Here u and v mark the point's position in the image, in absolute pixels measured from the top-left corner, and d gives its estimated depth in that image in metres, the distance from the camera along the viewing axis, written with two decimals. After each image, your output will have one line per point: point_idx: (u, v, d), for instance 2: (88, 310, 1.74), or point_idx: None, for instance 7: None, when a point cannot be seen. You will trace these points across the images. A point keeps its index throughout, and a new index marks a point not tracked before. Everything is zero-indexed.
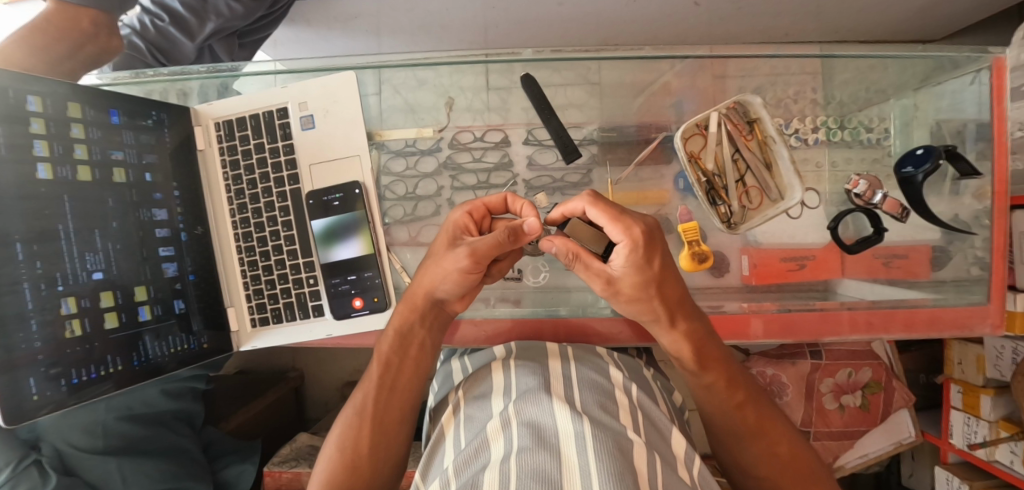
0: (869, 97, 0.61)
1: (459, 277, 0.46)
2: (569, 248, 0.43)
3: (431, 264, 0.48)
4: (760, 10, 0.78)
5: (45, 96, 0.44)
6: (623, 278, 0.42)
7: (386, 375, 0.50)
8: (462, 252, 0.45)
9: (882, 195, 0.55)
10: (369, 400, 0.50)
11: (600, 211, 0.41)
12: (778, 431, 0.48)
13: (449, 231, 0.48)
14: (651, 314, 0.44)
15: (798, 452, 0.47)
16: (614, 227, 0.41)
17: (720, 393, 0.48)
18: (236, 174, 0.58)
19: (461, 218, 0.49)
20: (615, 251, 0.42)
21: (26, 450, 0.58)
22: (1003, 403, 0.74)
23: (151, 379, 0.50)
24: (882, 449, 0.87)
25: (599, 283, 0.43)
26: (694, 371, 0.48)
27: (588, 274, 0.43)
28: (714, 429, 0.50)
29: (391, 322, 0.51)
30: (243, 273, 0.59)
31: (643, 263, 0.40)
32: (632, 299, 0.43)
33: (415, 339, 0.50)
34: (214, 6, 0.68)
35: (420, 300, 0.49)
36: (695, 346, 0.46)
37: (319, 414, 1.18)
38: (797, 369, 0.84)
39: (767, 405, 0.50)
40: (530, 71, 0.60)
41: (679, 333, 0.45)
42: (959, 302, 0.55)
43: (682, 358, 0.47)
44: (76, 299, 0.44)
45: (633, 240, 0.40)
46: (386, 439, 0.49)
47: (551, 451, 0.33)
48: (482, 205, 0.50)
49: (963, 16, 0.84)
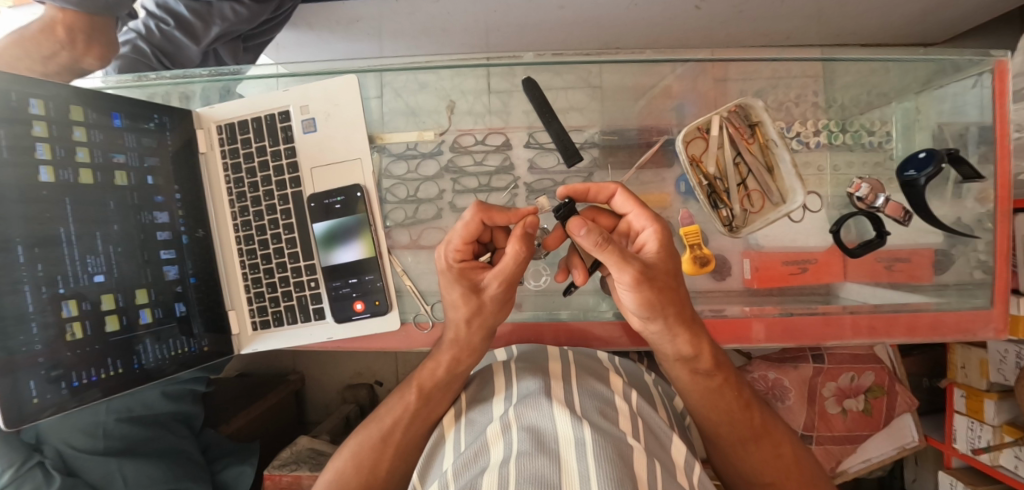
0: (870, 101, 0.61)
1: (506, 306, 0.47)
2: (603, 230, 0.35)
3: (473, 314, 0.46)
4: (759, 13, 0.78)
5: (47, 98, 0.44)
6: (659, 262, 0.40)
7: (424, 406, 0.50)
8: (499, 287, 0.43)
9: (885, 199, 0.54)
10: (398, 429, 0.50)
11: (632, 198, 0.45)
12: (779, 434, 0.49)
13: (459, 282, 0.44)
14: (677, 304, 0.40)
15: (798, 454, 0.49)
16: (643, 212, 0.43)
17: (729, 397, 0.48)
18: (238, 177, 0.59)
19: (458, 263, 0.44)
20: (642, 238, 0.42)
21: (30, 451, 0.58)
22: (1007, 408, 0.74)
23: (151, 382, 0.50)
24: (885, 454, 0.86)
25: (635, 271, 0.37)
26: (706, 372, 0.47)
27: (625, 260, 0.36)
28: (717, 437, 0.50)
29: (442, 360, 0.49)
30: (243, 276, 0.59)
31: (672, 250, 0.41)
32: (663, 290, 0.39)
33: (466, 374, 0.50)
34: (218, 9, 0.70)
35: (473, 341, 0.48)
36: (709, 347, 0.45)
37: (320, 417, 1.17)
38: (799, 373, 0.83)
39: (766, 409, 0.51)
40: (531, 74, 0.60)
41: (698, 330, 0.44)
42: (961, 306, 0.55)
43: (699, 360, 0.46)
44: (76, 301, 0.44)
45: (664, 226, 0.42)
46: (407, 459, 0.50)
47: (551, 456, 0.33)
48: (462, 243, 0.44)
49: (963, 20, 0.84)
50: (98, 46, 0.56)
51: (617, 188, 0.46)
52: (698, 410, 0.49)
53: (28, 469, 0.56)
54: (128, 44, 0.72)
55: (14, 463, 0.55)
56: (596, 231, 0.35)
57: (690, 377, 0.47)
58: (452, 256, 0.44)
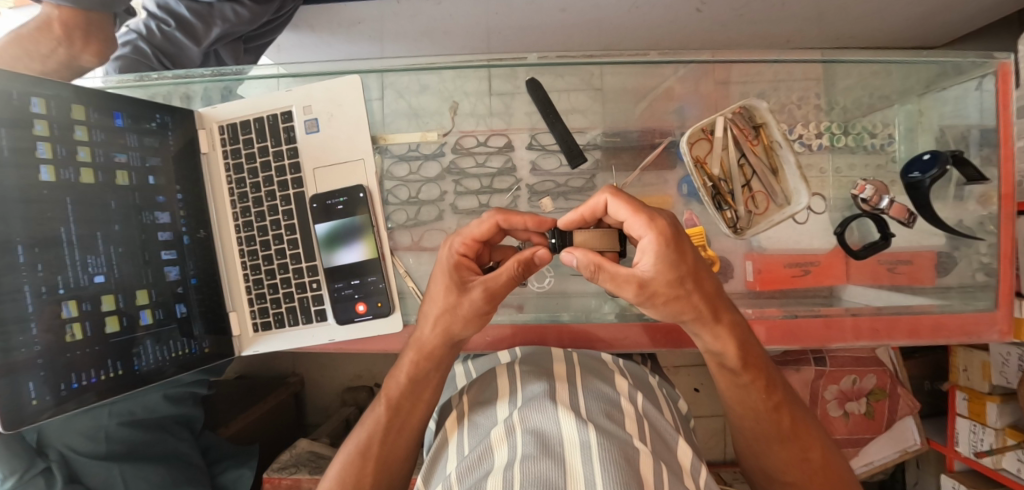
0: (872, 103, 0.61)
1: (476, 319, 0.44)
2: (590, 259, 0.38)
3: (444, 309, 0.44)
4: (760, 17, 0.79)
5: (49, 97, 0.44)
6: (657, 277, 0.36)
7: (394, 416, 0.49)
8: (479, 295, 0.42)
9: (889, 200, 0.54)
10: (375, 441, 0.49)
11: (626, 201, 0.37)
12: (811, 437, 0.46)
13: (448, 274, 0.43)
14: (691, 310, 0.39)
15: (830, 460, 0.46)
16: (638, 219, 0.36)
17: (757, 395, 0.45)
18: (240, 178, 0.58)
19: (457, 256, 0.44)
20: (640, 248, 0.37)
21: (33, 457, 0.57)
22: (1009, 410, 0.74)
23: (151, 384, 0.49)
24: (887, 456, 0.86)
25: (630, 292, 0.37)
26: (733, 370, 0.44)
27: (616, 285, 0.37)
28: (743, 431, 0.48)
29: (402, 368, 0.49)
30: (245, 277, 0.59)
31: (674, 257, 0.35)
32: (669, 298, 0.38)
33: (429, 383, 0.49)
34: (220, 11, 0.70)
35: (433, 347, 0.47)
36: (738, 344, 0.42)
37: (319, 420, 1.17)
38: (801, 375, 0.83)
39: (801, 410, 0.48)
40: (534, 75, 0.61)
41: (724, 327, 0.41)
42: (964, 308, 0.55)
43: (725, 358, 0.44)
44: (76, 302, 0.44)
45: (661, 233, 0.35)
46: (388, 472, 0.49)
47: (555, 459, 0.32)
48: (473, 239, 0.44)
49: (961, 23, 0.84)
50: (97, 43, 0.56)
51: (605, 198, 0.39)
52: (725, 400, 0.48)
53: (31, 476, 0.56)
54: (129, 45, 0.71)
55: (18, 469, 0.54)
56: (586, 260, 0.38)
57: (718, 369, 0.46)
58: (457, 251, 0.44)
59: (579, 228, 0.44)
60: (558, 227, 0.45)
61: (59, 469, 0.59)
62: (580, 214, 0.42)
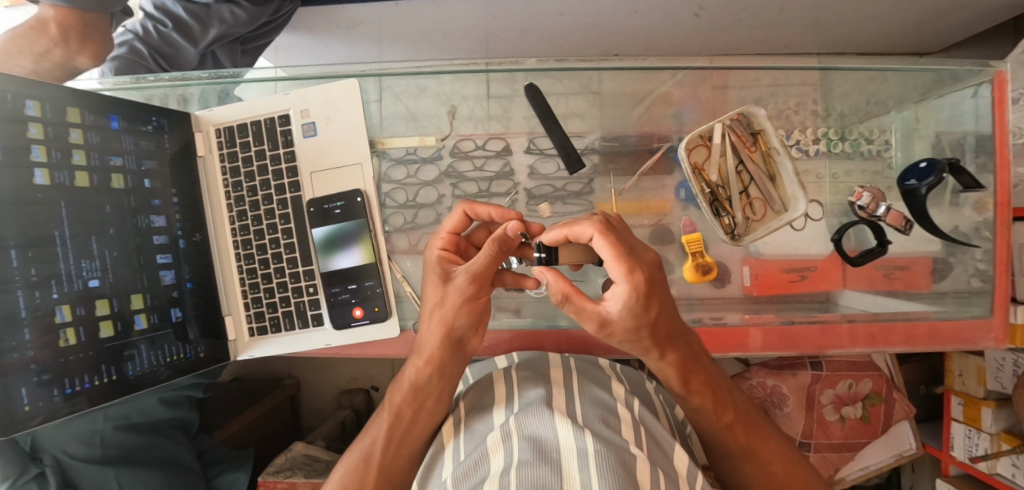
0: (869, 108, 0.61)
1: (469, 307, 0.44)
2: (562, 288, 0.35)
3: (436, 304, 0.45)
4: (759, 21, 0.79)
5: (45, 100, 0.43)
6: (619, 322, 0.35)
7: (396, 425, 0.48)
8: (462, 280, 0.43)
9: (886, 207, 0.55)
10: (377, 450, 0.48)
11: (611, 243, 0.34)
12: (770, 451, 0.46)
13: (433, 267, 0.46)
14: (642, 348, 0.39)
15: (793, 471, 0.45)
16: (617, 266, 0.34)
17: (708, 417, 0.46)
18: (237, 181, 0.58)
19: (439, 251, 0.47)
20: (612, 291, 0.35)
21: (26, 462, 0.56)
22: (1004, 415, 0.74)
23: (144, 389, 0.49)
24: (882, 461, 0.88)
25: (591, 326, 0.37)
26: (679, 394, 0.45)
27: (580, 318, 0.36)
28: (709, 446, 0.49)
29: (406, 375, 0.49)
30: (241, 280, 0.58)
31: (642, 310, 0.34)
32: (626, 339, 0.38)
33: (433, 391, 0.48)
34: (217, 12, 0.69)
35: (435, 351, 0.46)
36: (680, 372, 0.42)
37: (314, 422, 1.16)
38: (797, 380, 0.83)
39: (758, 422, 0.48)
40: (532, 80, 0.61)
41: (669, 362, 0.41)
42: (960, 315, 0.55)
43: (667, 380, 0.44)
44: (70, 307, 0.44)
45: (635, 286, 0.33)
46: (390, 481, 0.48)
47: (552, 465, 0.32)
48: (449, 233, 0.47)
49: (957, 30, 0.85)
50: (93, 44, 0.55)
51: (592, 234, 0.35)
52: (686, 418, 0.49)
53: (24, 482, 0.55)
54: (126, 45, 0.71)
55: (12, 474, 0.54)
56: (557, 288, 0.36)
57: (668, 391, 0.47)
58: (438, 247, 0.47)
59: (563, 244, 0.41)
60: (544, 243, 0.42)
61: (54, 474, 0.58)
62: (564, 234, 0.39)
